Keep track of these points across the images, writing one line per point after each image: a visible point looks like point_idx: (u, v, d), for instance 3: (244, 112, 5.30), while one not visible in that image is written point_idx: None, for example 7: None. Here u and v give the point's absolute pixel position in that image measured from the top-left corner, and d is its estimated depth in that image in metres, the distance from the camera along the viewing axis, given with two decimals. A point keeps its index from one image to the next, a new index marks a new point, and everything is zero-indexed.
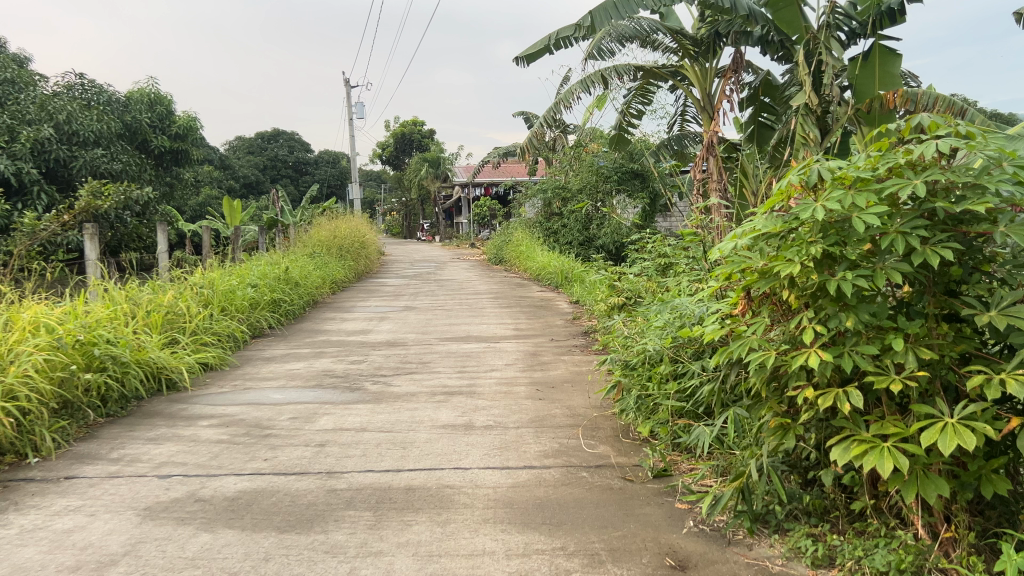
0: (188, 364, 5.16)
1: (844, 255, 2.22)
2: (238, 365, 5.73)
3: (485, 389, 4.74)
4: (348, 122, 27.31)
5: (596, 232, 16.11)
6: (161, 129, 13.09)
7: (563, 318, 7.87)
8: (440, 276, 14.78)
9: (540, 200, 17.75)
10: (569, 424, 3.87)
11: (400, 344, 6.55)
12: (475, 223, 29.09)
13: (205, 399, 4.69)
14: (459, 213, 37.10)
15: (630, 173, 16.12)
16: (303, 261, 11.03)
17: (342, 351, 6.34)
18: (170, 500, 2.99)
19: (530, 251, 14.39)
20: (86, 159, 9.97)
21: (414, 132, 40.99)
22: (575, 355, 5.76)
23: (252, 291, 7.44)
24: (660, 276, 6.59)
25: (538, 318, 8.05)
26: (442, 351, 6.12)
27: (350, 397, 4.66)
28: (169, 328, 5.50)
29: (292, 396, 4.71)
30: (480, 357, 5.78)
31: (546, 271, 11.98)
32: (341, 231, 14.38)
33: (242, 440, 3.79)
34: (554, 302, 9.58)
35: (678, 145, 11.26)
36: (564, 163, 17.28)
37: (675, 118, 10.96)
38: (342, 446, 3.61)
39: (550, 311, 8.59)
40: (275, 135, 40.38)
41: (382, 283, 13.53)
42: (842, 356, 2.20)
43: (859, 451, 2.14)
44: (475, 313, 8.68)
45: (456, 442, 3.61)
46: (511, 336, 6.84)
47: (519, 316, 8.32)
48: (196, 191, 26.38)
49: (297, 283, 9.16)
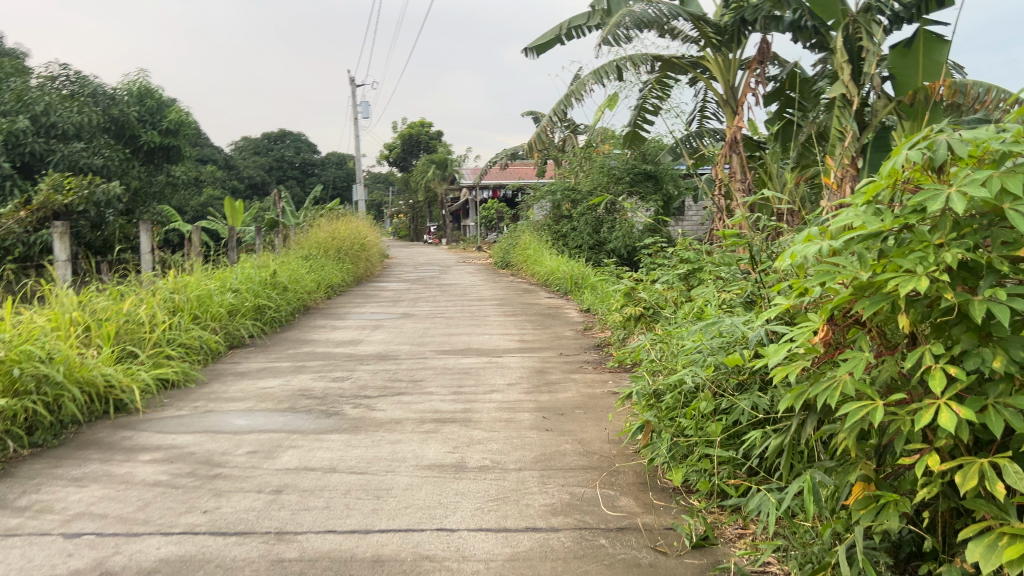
0: (142, 383, 4.50)
1: (989, 265, 1.54)
2: (205, 382, 5.06)
3: (482, 415, 4.06)
4: (353, 123, 26.71)
5: (607, 236, 15.44)
6: (152, 123, 12.47)
7: (572, 329, 7.19)
8: (443, 280, 14.13)
9: (548, 202, 17.10)
10: (581, 465, 3.19)
11: (391, 358, 5.88)
12: (482, 227, 28.46)
13: (156, 425, 4.03)
14: (467, 216, 36.47)
15: (642, 175, 15.49)
16: (296, 263, 10.37)
17: (327, 365, 5.68)
18: (68, 572, 2.32)
19: (538, 256, 13.73)
20: (64, 154, 9.33)
21: (422, 133, 40.39)
22: (586, 374, 5.08)
23: (231, 296, 6.78)
24: (683, 284, 5.95)
25: (545, 328, 7.37)
26: (437, 367, 5.44)
27: (324, 424, 3.99)
28: (124, 340, 4.84)
29: (257, 423, 4.04)
30: (478, 375, 5.10)
31: (555, 277, 11.29)
32: (340, 232, 13.74)
33: (183, 483, 3.11)
34: (563, 309, 8.90)
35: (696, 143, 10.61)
36: (574, 165, 16.64)
37: (694, 114, 10.32)
38: (302, 494, 2.93)
39: (559, 320, 7.91)
40: (281, 135, 39.86)
41: (382, 287, 12.88)
42: (986, 412, 1.52)
43: (1015, 554, 1.45)
44: (477, 322, 8.00)
45: (442, 490, 2.93)
46: (516, 349, 6.16)
47: (525, 326, 7.64)
48: (197, 191, 25.85)
49: (287, 287, 8.50)
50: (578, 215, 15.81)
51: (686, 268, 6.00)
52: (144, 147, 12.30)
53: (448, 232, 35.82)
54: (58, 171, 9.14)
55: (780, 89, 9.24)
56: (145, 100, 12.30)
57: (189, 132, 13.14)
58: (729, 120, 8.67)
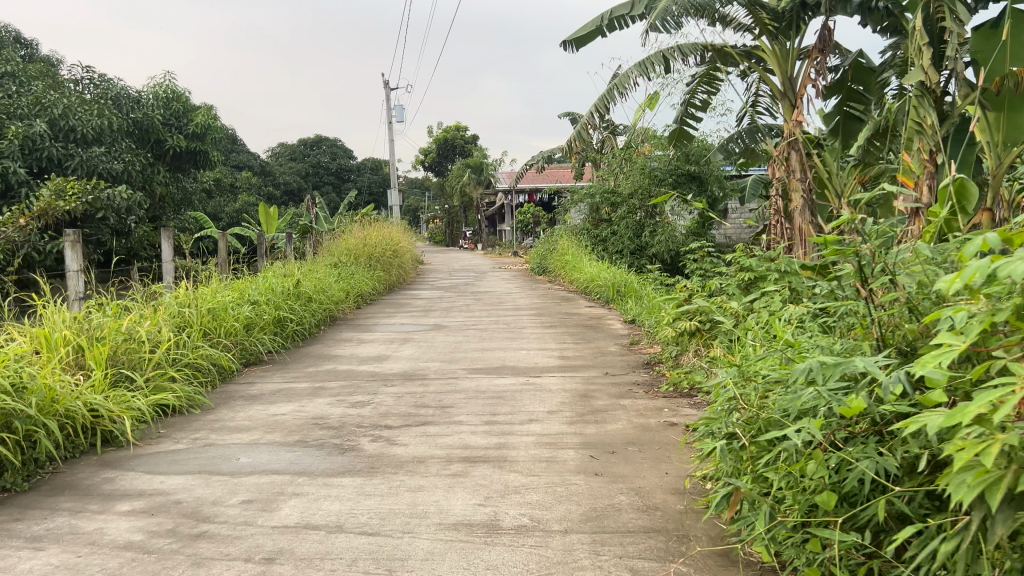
0: (136, 412, 4.01)
1: None
2: (211, 409, 4.55)
3: (519, 453, 3.48)
4: (387, 127, 26.35)
5: (649, 240, 14.76)
6: (178, 128, 12.12)
7: (617, 343, 6.58)
8: (478, 288, 13.59)
9: (587, 206, 16.46)
10: (642, 527, 2.59)
11: (419, 378, 5.33)
12: (519, 231, 27.92)
13: (146, 463, 3.51)
14: (503, 221, 35.96)
15: (686, 176, 14.99)
16: (324, 272, 9.89)
17: (347, 387, 5.13)
18: None
19: (578, 262, 13.13)
20: (83, 158, 8.97)
21: (458, 137, 39.98)
22: (637, 400, 4.48)
23: (247, 308, 6.29)
24: (744, 293, 5.44)
25: (588, 342, 6.76)
26: (468, 390, 4.87)
27: (336, 463, 3.44)
28: (120, 362, 4.36)
29: (261, 462, 3.50)
30: (515, 401, 4.52)
31: (595, 285, 10.68)
32: (372, 238, 13.28)
33: (160, 545, 2.58)
34: (605, 320, 8.29)
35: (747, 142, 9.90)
36: (613, 166, 16.00)
37: (744, 109, 9.68)
38: (299, 566, 2.37)
39: (602, 333, 7.30)
40: (317, 141, 39.72)
41: (414, 295, 12.38)
42: None
43: None
44: (514, 334, 7.43)
45: (471, 562, 2.35)
46: (557, 368, 5.57)
47: (566, 338, 7.05)
48: (230, 199, 25.65)
49: (313, 297, 8.01)
50: (618, 218, 15.16)
51: (747, 278, 5.39)
52: (170, 152, 11.95)
53: (484, 236, 35.32)
54: (77, 177, 8.76)
55: (841, 81, 8.57)
56: (171, 104, 11.96)
57: (216, 135, 12.76)
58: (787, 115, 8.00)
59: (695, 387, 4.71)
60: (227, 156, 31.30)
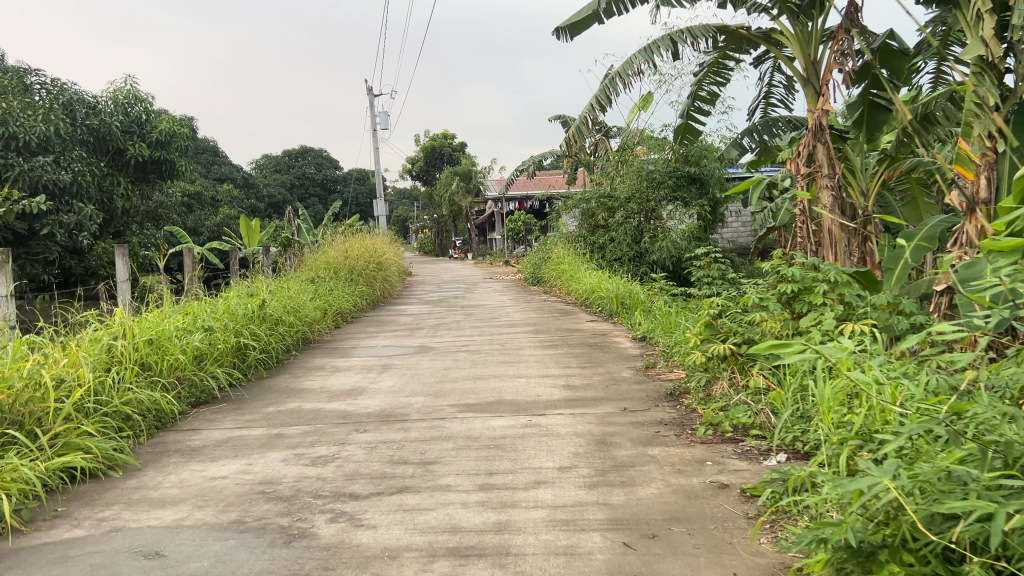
0: (25, 486, 3.09)
1: None
2: (134, 472, 3.62)
3: (525, 541, 2.57)
4: (370, 134, 25.43)
5: (649, 246, 13.88)
6: (140, 135, 11.20)
7: (630, 368, 5.67)
8: (469, 301, 12.68)
9: (580, 211, 15.55)
10: None
11: (398, 420, 4.41)
12: (510, 240, 27.02)
13: (21, 565, 2.59)
14: (493, 229, 35.07)
15: (686, 178, 14.19)
16: (298, 289, 8.97)
17: (311, 434, 4.21)
18: None
19: (575, 271, 12.25)
20: (25, 167, 8.05)
21: (445, 145, 39.10)
22: (670, 450, 3.57)
23: (197, 337, 5.37)
24: (786, 312, 4.54)
25: (596, 366, 5.86)
26: (457, 436, 3.95)
27: (278, 562, 2.52)
28: (13, 419, 3.43)
29: (176, 560, 2.58)
30: (516, 453, 3.61)
31: (596, 296, 9.79)
32: (354, 250, 12.36)
33: None
34: (612, 337, 7.39)
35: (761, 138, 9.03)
36: (608, 170, 15.15)
37: (755, 101, 8.81)
38: None
39: (610, 353, 6.40)
40: (302, 152, 38.80)
41: (400, 311, 11.45)
42: None
43: None
44: (509, 356, 6.52)
45: None
46: (564, 403, 4.65)
47: (572, 361, 6.16)
48: (210, 213, 24.69)
49: (282, 319, 7.08)
50: (616, 224, 14.27)
51: (790, 291, 4.46)
52: (132, 161, 11.08)
53: (474, 245, 34.33)
54: (16, 189, 7.82)
55: (867, 65, 7.63)
56: (130, 110, 11.07)
57: (182, 143, 11.88)
58: (810, 104, 7.07)
59: (739, 429, 3.81)
60: (208, 168, 30.29)
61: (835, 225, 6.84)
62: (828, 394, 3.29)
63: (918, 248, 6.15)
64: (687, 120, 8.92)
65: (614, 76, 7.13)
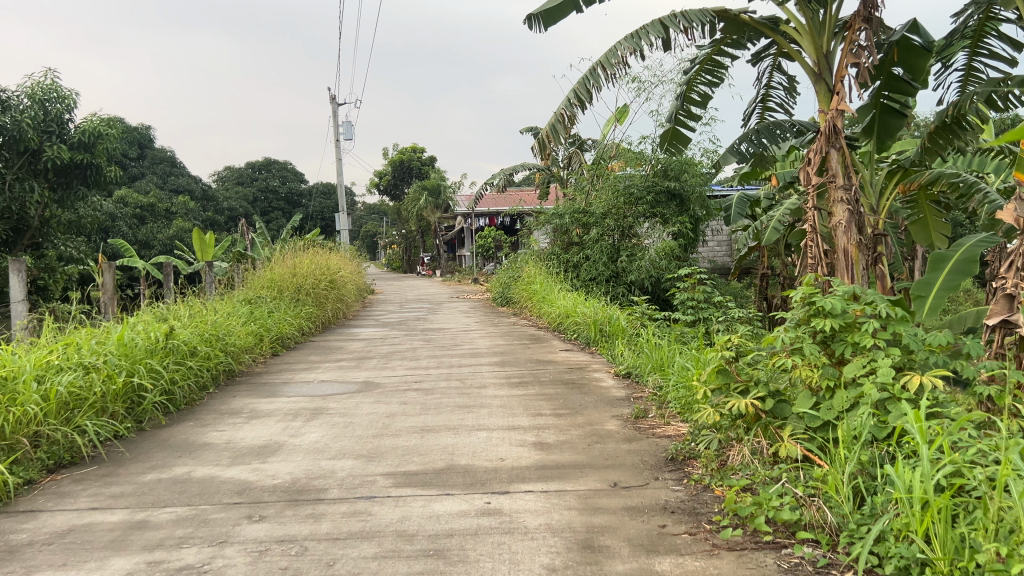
0: None
1: None
2: None
3: None
4: (334, 145, 24.23)
5: (627, 265, 12.80)
6: (58, 135, 9.99)
7: (616, 418, 4.57)
8: (431, 324, 11.54)
9: (552, 228, 14.46)
10: None
11: (313, 502, 3.26)
12: (479, 256, 25.92)
13: None
14: (462, 246, 34.00)
15: (665, 194, 13.31)
16: (227, 310, 7.79)
17: (186, 524, 3.06)
18: None
19: (549, 291, 11.20)
20: None
21: (414, 159, 38.02)
22: (687, 564, 2.48)
23: (66, 379, 4.18)
24: (826, 357, 3.46)
25: (573, 414, 4.75)
26: (385, 534, 2.82)
27: None
28: None
29: None
30: (465, 569, 2.49)
31: (571, 321, 8.70)
32: (304, 266, 11.19)
33: None
34: (590, 373, 6.30)
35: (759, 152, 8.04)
36: (583, 184, 14.23)
37: (750, 105, 7.84)
38: None
39: (591, 395, 5.31)
40: (266, 165, 37.41)
41: (352, 335, 10.28)
42: None
43: None
44: (468, 398, 5.38)
45: None
46: (533, 473, 3.54)
47: (544, 406, 5.03)
48: (164, 225, 23.30)
49: (197, 350, 5.92)
50: (590, 242, 13.17)
51: (828, 327, 3.42)
52: (48, 165, 9.84)
53: (442, 261, 33.16)
54: None
55: (883, 63, 6.67)
56: (50, 108, 9.85)
57: (110, 147, 10.67)
58: (823, 104, 6.07)
59: (782, 528, 2.72)
60: (165, 178, 28.85)
61: (851, 244, 5.80)
62: (932, 495, 2.27)
63: (956, 273, 5.19)
64: (675, 126, 7.87)
65: (597, 65, 6.08)
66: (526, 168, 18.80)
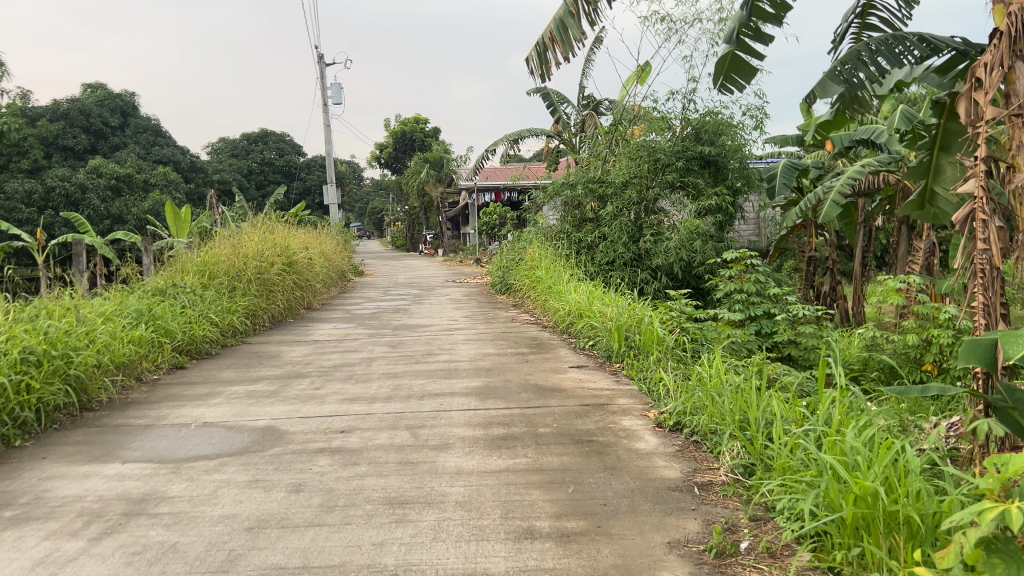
0: None
1: None
2: None
3: None
4: (325, 110, 21.76)
5: (652, 246, 10.39)
6: None
7: (680, 561, 2.28)
8: (413, 318, 9.25)
9: (562, 201, 12.07)
10: None
11: None
12: (483, 236, 23.62)
13: None
14: (467, 224, 31.73)
15: (698, 160, 11.01)
16: (100, 312, 5.52)
17: None
18: None
19: (558, 279, 8.89)
20: None
21: (416, 130, 35.63)
22: None
23: None
24: None
25: (593, 539, 2.48)
26: None
27: None
28: None
29: None
30: None
31: (586, 324, 6.41)
32: (252, 246, 8.97)
33: None
34: (615, 417, 4.00)
35: (861, 103, 5.61)
36: (599, 149, 11.90)
37: (843, 24, 5.45)
38: None
39: (620, 480, 3.02)
40: (261, 136, 34.93)
41: (305, 335, 7.97)
42: None
43: None
44: (407, 480, 3.10)
45: None
46: None
47: (536, 508, 2.76)
48: (139, 198, 20.78)
49: None
50: (606, 218, 10.76)
51: None
52: None
53: (446, 239, 30.71)
54: None
55: None
56: None
57: None
58: None
59: None
60: (148, 148, 26.16)
61: None
62: None
63: None
64: (737, 48, 5.49)
65: None
66: (535, 134, 16.39)
